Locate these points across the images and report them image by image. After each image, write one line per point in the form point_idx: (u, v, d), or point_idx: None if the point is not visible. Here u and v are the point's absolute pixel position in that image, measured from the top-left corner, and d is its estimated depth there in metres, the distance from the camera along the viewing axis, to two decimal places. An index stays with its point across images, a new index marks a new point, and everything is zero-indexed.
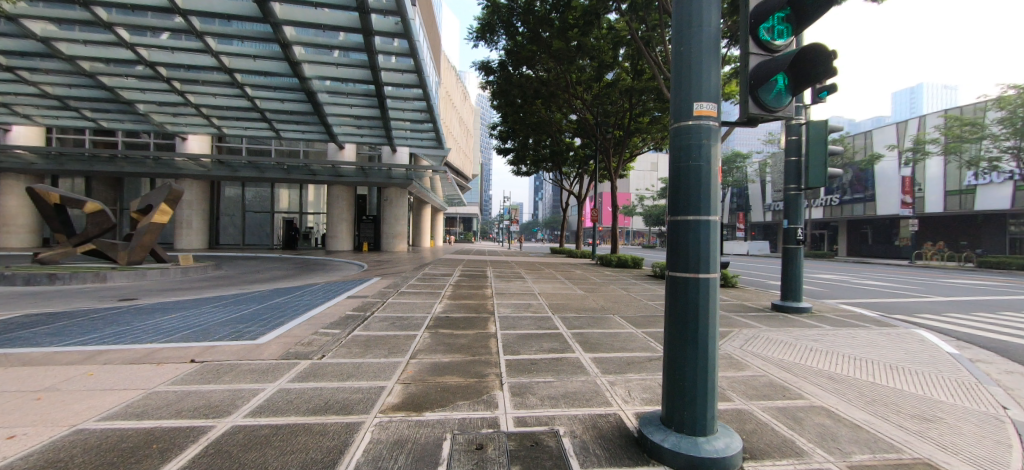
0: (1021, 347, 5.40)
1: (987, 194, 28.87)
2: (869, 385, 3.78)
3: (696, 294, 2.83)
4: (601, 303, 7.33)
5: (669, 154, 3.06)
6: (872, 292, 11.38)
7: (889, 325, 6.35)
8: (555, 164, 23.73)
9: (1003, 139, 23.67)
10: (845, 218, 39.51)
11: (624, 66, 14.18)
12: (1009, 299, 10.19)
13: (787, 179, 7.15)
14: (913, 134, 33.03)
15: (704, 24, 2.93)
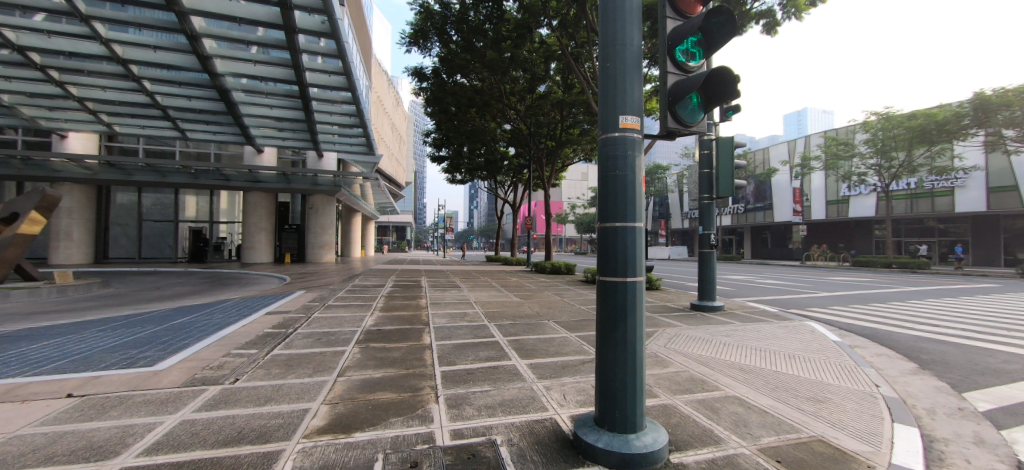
0: (884, 333, 6.39)
1: (858, 203, 34.06)
2: (774, 373, 4.21)
3: (623, 298, 2.97)
4: (535, 309, 7.46)
5: (597, 163, 3.20)
6: (767, 290, 12.88)
7: (787, 319, 7.17)
8: (490, 173, 23.85)
9: (868, 157, 28.24)
10: (749, 225, 44.36)
11: (556, 80, 14.91)
12: (868, 293, 12.13)
13: (701, 189, 7.84)
14: (800, 152, 38.21)
15: (628, 43, 3.12)
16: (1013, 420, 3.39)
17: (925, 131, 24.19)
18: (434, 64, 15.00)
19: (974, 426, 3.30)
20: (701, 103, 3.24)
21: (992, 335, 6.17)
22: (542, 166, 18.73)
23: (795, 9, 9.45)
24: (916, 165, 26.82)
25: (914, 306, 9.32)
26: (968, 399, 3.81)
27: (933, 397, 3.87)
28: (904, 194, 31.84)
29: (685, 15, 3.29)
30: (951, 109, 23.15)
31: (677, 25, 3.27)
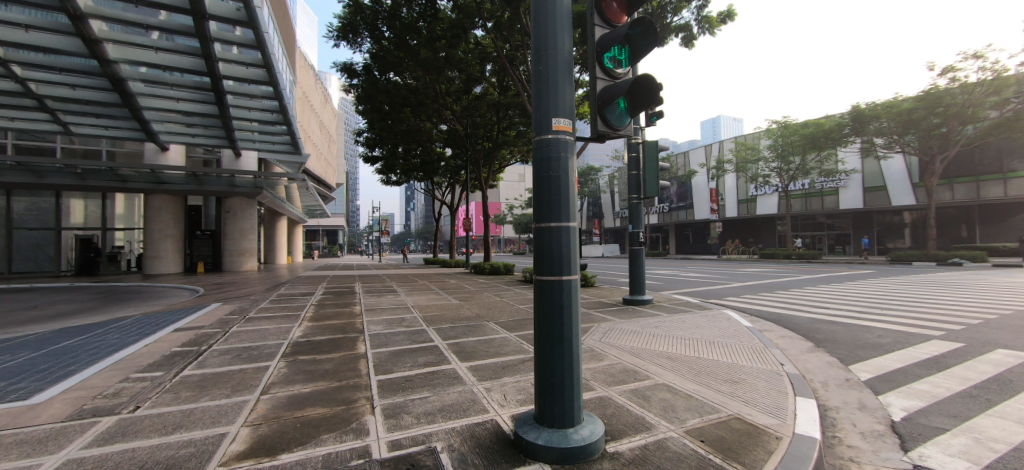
0: (786, 317, 7.19)
1: (763, 202, 38.11)
2: (697, 360, 4.54)
3: (558, 295, 3.04)
4: (475, 311, 7.42)
5: (531, 165, 3.24)
6: (688, 283, 14.01)
7: (708, 309, 7.80)
8: (426, 174, 23.45)
9: (771, 161, 32.07)
10: (673, 223, 47.82)
11: (492, 81, 15.23)
12: (770, 282, 13.68)
13: (631, 189, 8.30)
14: (715, 156, 41.99)
15: (560, 48, 3.21)
16: (887, 386, 3.98)
17: (814, 137, 27.82)
18: (365, 60, 14.55)
19: (858, 393, 3.82)
20: (628, 108, 3.40)
21: (867, 314, 7.24)
22: (480, 167, 18.77)
23: (709, 25, 10.36)
24: (808, 168, 30.79)
25: (806, 292, 10.66)
26: (853, 370, 4.40)
27: (827, 371, 4.41)
28: (801, 192, 35.62)
29: (612, 24, 3.44)
30: (834, 119, 26.89)
31: (605, 32, 3.39)
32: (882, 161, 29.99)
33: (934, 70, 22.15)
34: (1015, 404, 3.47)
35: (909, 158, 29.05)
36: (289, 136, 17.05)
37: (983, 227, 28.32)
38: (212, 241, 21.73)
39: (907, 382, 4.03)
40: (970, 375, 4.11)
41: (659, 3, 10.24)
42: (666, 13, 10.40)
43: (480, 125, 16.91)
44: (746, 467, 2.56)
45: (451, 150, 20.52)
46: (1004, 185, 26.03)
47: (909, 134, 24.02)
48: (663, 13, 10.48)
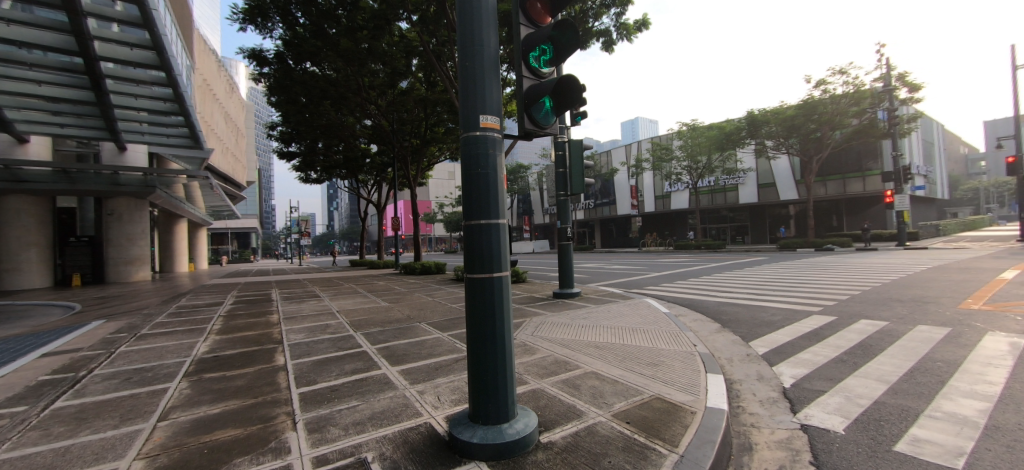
0: (697, 302, 7.91)
1: (676, 198, 41.49)
2: (622, 347, 4.82)
3: (490, 292, 3.04)
4: (405, 312, 7.22)
5: (460, 162, 3.19)
6: (610, 275, 14.88)
7: (630, 298, 8.30)
8: (350, 171, 22.25)
9: (682, 161, 34.86)
10: (598, 218, 50.29)
11: (417, 76, 14.93)
12: (681, 271, 15.04)
13: (559, 186, 8.59)
14: (634, 155, 44.93)
15: (485, 45, 3.20)
16: (779, 357, 4.54)
17: (718, 139, 31.21)
18: (277, 48, 13.56)
19: (758, 366, 4.31)
20: (554, 107, 3.46)
21: (762, 296, 8.21)
22: (407, 165, 18.33)
23: (627, 32, 11.08)
24: (713, 166, 34.07)
25: (713, 279, 11.84)
26: (752, 346, 4.96)
27: (731, 348, 4.92)
28: (707, 189, 39.21)
29: (537, 24, 3.51)
30: (733, 123, 30.26)
31: (530, 32, 3.44)
32: (772, 161, 34.15)
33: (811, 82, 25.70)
34: (874, 364, 4.15)
35: (793, 159, 33.42)
36: (186, 127, 15.44)
37: (848, 217, 33.27)
38: (88, 248, 18.91)
39: (795, 353, 4.63)
40: (841, 342, 4.86)
41: (582, 8, 10.75)
42: (588, 18, 10.94)
43: (406, 121, 16.50)
44: (666, 443, 2.76)
45: (376, 147, 19.77)
46: (862, 181, 31.01)
47: (793, 138, 27.81)
48: (585, 18, 11.01)
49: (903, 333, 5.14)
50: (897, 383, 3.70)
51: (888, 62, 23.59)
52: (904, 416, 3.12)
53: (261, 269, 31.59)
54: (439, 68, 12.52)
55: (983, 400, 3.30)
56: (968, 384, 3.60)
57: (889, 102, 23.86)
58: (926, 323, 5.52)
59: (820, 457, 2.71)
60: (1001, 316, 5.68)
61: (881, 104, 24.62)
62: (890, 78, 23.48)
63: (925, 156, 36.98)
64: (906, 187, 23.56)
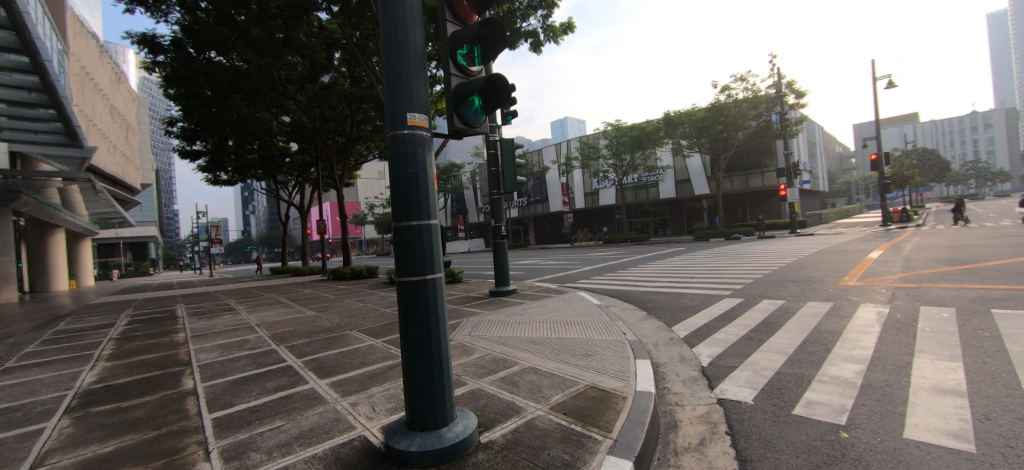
0: (625, 292, 8.40)
1: (603, 194, 43.51)
2: (557, 340, 4.96)
3: (423, 294, 2.94)
4: (336, 320, 6.84)
5: (388, 161, 3.05)
6: (544, 270, 15.30)
7: (564, 292, 8.58)
8: (267, 171, 20.55)
9: (608, 159, 36.56)
10: (531, 215, 51.13)
11: (340, 70, 14.19)
12: (609, 264, 15.90)
13: (492, 185, 8.64)
14: (564, 154, 46.41)
15: (411, 41, 3.10)
16: (697, 338, 4.94)
17: (639, 138, 33.31)
18: (175, 34, 12.12)
19: (679, 348, 4.66)
20: (483, 106, 3.43)
21: (681, 284, 8.93)
22: (332, 164, 17.36)
23: (553, 34, 11.47)
24: (636, 164, 36.25)
25: (637, 270, 12.64)
26: (674, 330, 5.35)
27: (657, 333, 5.27)
28: (632, 185, 41.60)
29: (464, 22, 3.47)
30: (652, 123, 32.70)
31: (456, 29, 3.39)
32: (687, 159, 37.24)
33: (717, 87, 28.48)
34: (775, 339, 4.68)
35: (704, 157, 36.74)
36: (60, 122, 13.34)
37: (750, 209, 37.27)
38: None
39: (711, 334, 5.08)
40: (748, 321, 5.43)
41: (509, 9, 10.92)
42: (516, 19, 11.17)
43: (329, 118, 15.59)
44: (601, 430, 2.86)
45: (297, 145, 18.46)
46: (761, 177, 34.92)
47: (703, 138, 31.09)
48: (513, 18, 11.20)
49: (796, 309, 5.88)
50: (793, 353, 4.21)
51: (778, 71, 26.84)
52: (800, 383, 3.56)
53: (168, 283, 28.08)
54: (363, 63, 12.08)
55: (858, 363, 3.87)
56: (847, 350, 4.19)
57: (780, 106, 27.17)
58: (813, 299, 6.36)
59: (734, 427, 2.99)
60: (869, 290, 6.70)
61: (774, 108, 28.04)
62: (780, 86, 26.83)
63: (809, 155, 42.70)
64: (795, 181, 26.96)
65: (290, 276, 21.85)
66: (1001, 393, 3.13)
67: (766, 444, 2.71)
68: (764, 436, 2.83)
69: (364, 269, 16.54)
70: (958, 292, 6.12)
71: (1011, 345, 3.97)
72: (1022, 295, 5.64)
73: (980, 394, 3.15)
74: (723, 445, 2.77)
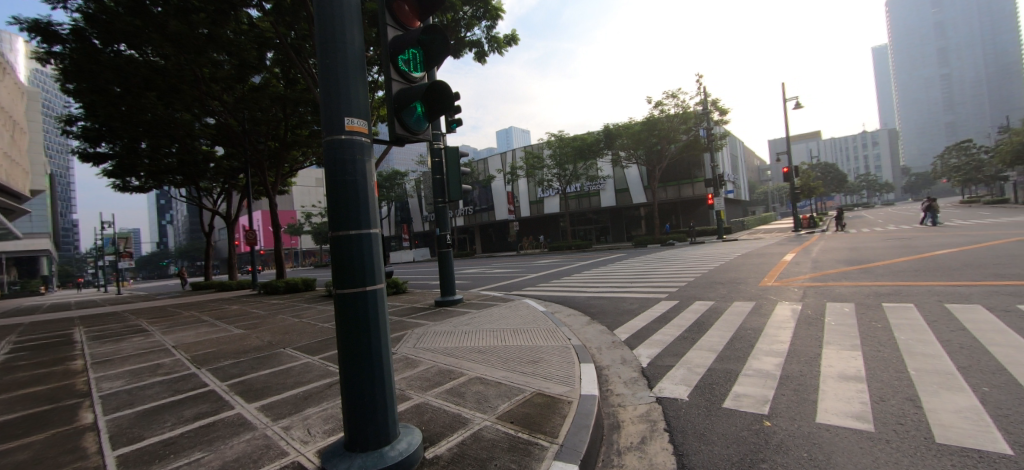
0: (569, 298, 8.63)
1: (548, 203, 44.43)
2: (504, 348, 4.95)
3: (363, 307, 2.76)
4: (267, 338, 6.35)
5: (324, 167, 2.82)
6: (489, 279, 15.29)
7: (510, 300, 8.64)
8: (186, 176, 18.73)
9: (552, 168, 37.40)
10: (478, 224, 50.88)
11: (273, 71, 13.43)
12: (553, 271, 16.25)
13: (436, 193, 8.51)
14: (509, 164, 46.86)
15: (349, 44, 2.95)
16: (638, 340, 5.18)
17: (581, 149, 34.52)
18: (75, 22, 10.81)
19: (621, 351, 4.85)
20: (426, 113, 3.32)
21: (622, 288, 9.35)
22: (263, 169, 16.24)
23: (497, 45, 11.64)
24: (578, 174, 37.48)
25: (580, 276, 13.06)
26: (616, 333, 5.57)
27: (599, 337, 5.45)
28: (575, 194, 42.84)
29: (404, 28, 3.37)
30: (593, 135, 34.08)
31: (397, 34, 3.29)
32: (625, 169, 39.22)
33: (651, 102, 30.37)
34: (706, 337, 5.02)
35: (640, 168, 38.95)
36: None
37: (681, 217, 39.96)
38: None
39: (649, 335, 5.34)
40: (683, 322, 5.78)
41: (453, 17, 10.89)
42: (460, 28, 11.20)
43: (260, 120, 14.61)
44: (548, 436, 2.87)
45: (224, 150, 17.06)
46: (691, 187, 37.66)
47: (640, 150, 32.98)
48: (457, 27, 11.25)
49: (724, 309, 6.37)
50: (722, 350, 4.54)
51: (704, 90, 29.21)
52: (729, 378, 3.83)
53: (59, 303, 24.34)
54: (297, 64, 11.55)
55: (777, 356, 4.24)
56: (767, 345, 4.59)
57: (707, 122, 29.55)
58: (738, 299, 6.94)
59: (672, 423, 3.14)
60: (784, 289, 7.44)
61: (701, 124, 30.47)
62: (706, 104, 29.23)
63: (732, 167, 46.77)
64: (721, 191, 29.30)
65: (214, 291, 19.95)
66: (890, 377, 3.59)
67: (700, 437, 2.88)
68: (698, 429, 3.00)
69: (299, 282, 15.58)
70: (854, 289, 6.97)
71: (896, 333, 4.59)
72: (904, 290, 6.53)
73: (874, 378, 3.59)
74: (662, 441, 2.89)
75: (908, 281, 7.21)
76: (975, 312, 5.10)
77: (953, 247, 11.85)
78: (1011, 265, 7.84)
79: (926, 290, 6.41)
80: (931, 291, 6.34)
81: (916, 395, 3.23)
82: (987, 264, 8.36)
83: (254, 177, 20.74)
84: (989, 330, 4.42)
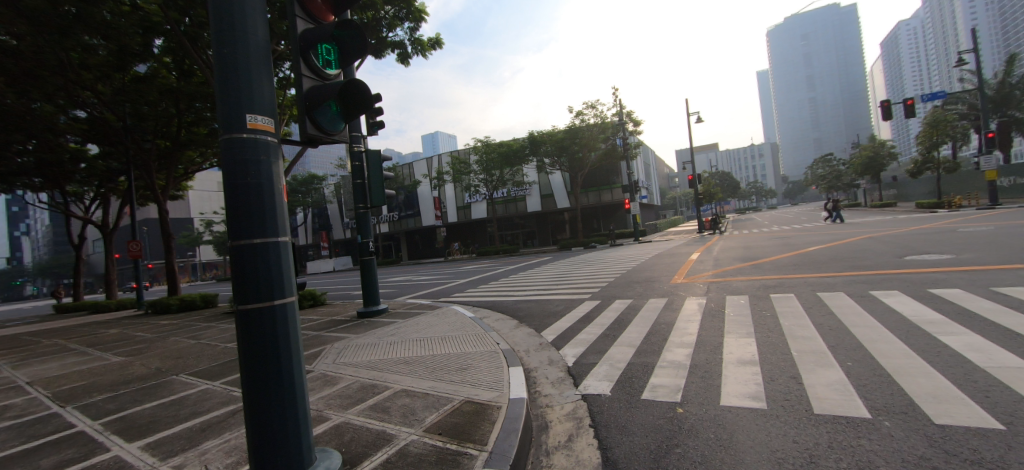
0: (496, 303, 8.69)
1: (476, 208, 44.35)
2: (431, 357, 4.84)
3: (271, 324, 2.27)
4: (155, 365, 5.56)
5: (219, 168, 2.23)
6: (415, 287, 14.87)
7: (438, 308, 8.51)
8: (41, 178, 15.72)
9: (479, 174, 37.43)
10: (404, 230, 49.14)
11: (163, 61, 11.93)
12: (481, 276, 16.27)
13: (357, 198, 8.10)
14: (435, 169, 45.87)
15: (250, 32, 2.39)
16: (563, 340, 5.37)
17: (507, 155, 35.04)
18: None
19: (548, 352, 4.99)
20: (342, 112, 3.01)
21: (547, 291, 9.67)
22: (151, 172, 14.28)
23: (421, 48, 11.50)
24: (505, 180, 37.91)
25: (506, 281, 13.24)
26: (543, 335, 5.72)
27: (527, 340, 5.56)
28: (501, 199, 43.42)
29: (317, 20, 3.00)
30: (518, 141, 34.90)
31: (308, 27, 2.90)
32: (550, 176, 40.60)
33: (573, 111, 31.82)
34: (625, 333, 5.35)
35: (563, 175, 40.61)
36: None
37: (601, 221, 42.33)
38: None
39: (573, 335, 5.57)
40: (605, 320, 6.10)
41: (373, 16, 10.60)
42: (381, 27, 10.93)
43: (146, 116, 12.81)
44: (477, 444, 2.79)
45: (98, 148, 14.71)
46: (609, 193, 40.14)
47: (563, 157, 34.55)
48: (378, 27, 10.93)
49: (641, 306, 6.84)
50: (640, 345, 4.87)
51: (619, 102, 31.23)
52: (647, 370, 4.10)
53: None
54: (192, 55, 10.46)
55: (687, 347, 4.64)
56: (678, 337, 5.01)
57: (622, 132, 31.83)
58: (652, 297, 7.51)
59: (597, 419, 3.27)
60: (690, 285, 8.22)
61: (618, 134, 32.64)
62: (621, 115, 31.46)
63: (645, 174, 50.83)
64: (636, 196, 31.54)
65: (85, 314, 16.99)
66: (778, 358, 4.10)
67: (621, 429, 3.04)
68: (620, 422, 3.16)
69: (197, 299, 13.91)
70: (748, 282, 7.89)
71: (781, 320, 5.27)
72: (786, 282, 7.56)
73: (765, 361, 4.07)
74: (587, 437, 3.00)
75: (788, 274, 8.35)
76: (839, 298, 6.05)
77: (819, 244, 13.99)
78: (860, 259, 9.47)
79: (802, 282, 7.47)
80: (807, 282, 7.41)
81: (798, 373, 3.73)
82: (843, 257, 10.00)
83: (138, 180, 18.09)
84: (849, 313, 5.27)
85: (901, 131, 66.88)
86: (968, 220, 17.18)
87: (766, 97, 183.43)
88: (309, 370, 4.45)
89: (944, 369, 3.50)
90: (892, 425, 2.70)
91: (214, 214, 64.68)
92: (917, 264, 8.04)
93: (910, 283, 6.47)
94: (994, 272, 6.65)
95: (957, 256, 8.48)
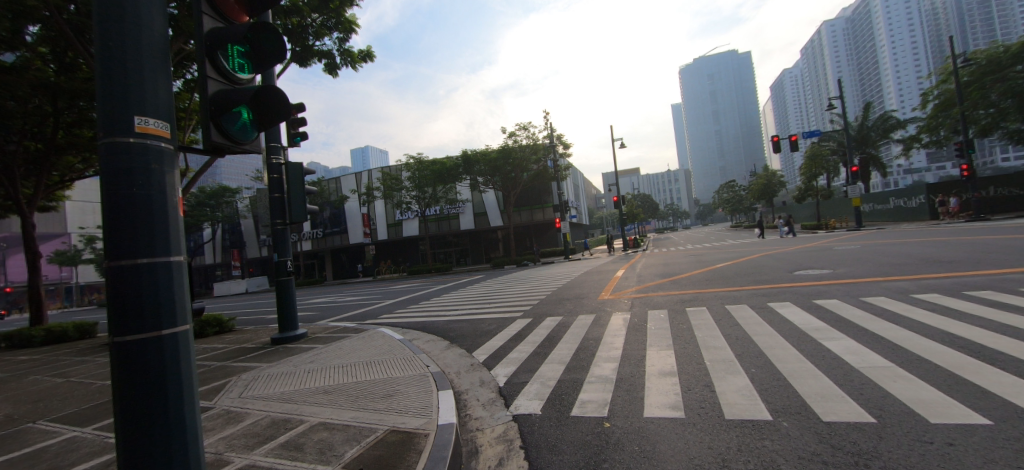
0: (425, 324, 8.46)
1: (407, 225, 43.15)
2: (355, 385, 4.55)
3: (158, 358, 1.76)
4: (5, 411, 4.62)
5: (100, 176, 1.72)
6: (338, 309, 13.93)
7: (363, 330, 8.07)
8: None
9: (411, 190, 36.64)
10: (329, 248, 46.20)
11: (38, 52, 10.33)
12: (410, 296, 15.74)
13: (274, 213, 7.51)
14: (364, 184, 44.13)
15: (147, 25, 1.93)
16: (493, 360, 5.35)
17: (440, 172, 34.86)
18: None
19: (478, 372, 4.95)
20: (253, 120, 2.72)
21: (480, 309, 9.64)
22: (14, 179, 12.10)
23: (350, 59, 11.14)
24: (438, 197, 37.56)
25: (435, 300, 12.96)
26: (474, 355, 5.65)
27: (457, 362, 5.44)
28: (434, 217, 42.62)
29: (228, 19, 2.71)
30: (451, 160, 34.95)
31: (217, 27, 2.60)
32: (483, 194, 41.05)
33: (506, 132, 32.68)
34: (555, 351, 5.47)
35: (496, 194, 41.30)
36: None
37: (532, 240, 43.32)
38: None
39: (505, 354, 5.57)
40: (535, 338, 6.20)
41: (298, 22, 10.17)
42: (307, 35, 10.43)
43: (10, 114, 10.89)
44: None
45: None
46: (540, 212, 41.45)
47: (496, 176, 35.15)
48: (304, 34, 10.45)
49: (572, 323, 7.04)
50: (569, 361, 4.99)
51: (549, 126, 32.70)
52: (576, 386, 4.21)
53: None
54: (75, 46, 9.25)
55: (613, 361, 4.85)
56: (605, 352, 5.23)
57: (553, 154, 33.15)
58: (580, 313, 7.80)
59: (527, 439, 3.27)
60: (616, 301, 8.66)
61: (549, 155, 34.00)
62: (551, 138, 32.87)
63: (573, 194, 53.24)
64: (566, 215, 32.80)
65: None
66: (693, 368, 4.44)
67: (551, 448, 3.06)
68: (550, 441, 3.18)
69: (69, 329, 11.87)
70: (668, 297, 8.49)
71: (696, 332, 5.73)
72: (699, 296, 8.25)
73: (683, 371, 4.37)
74: (519, 459, 2.97)
75: (702, 289, 9.14)
76: (744, 310, 6.73)
77: (726, 261, 15.56)
78: (758, 274, 10.68)
79: (715, 295, 8.20)
80: (717, 296, 8.16)
81: (711, 381, 4.04)
82: (745, 273, 11.18)
83: None
84: (751, 323, 5.89)
85: (789, 162, 77.43)
86: (835, 241, 20.15)
87: (682, 127, 204.01)
88: (208, 409, 3.96)
89: (827, 370, 4.02)
90: (789, 425, 3.02)
91: (95, 229, 55.85)
92: (803, 278, 9.22)
93: (800, 295, 7.37)
94: (860, 284, 7.82)
95: (833, 271, 9.86)
